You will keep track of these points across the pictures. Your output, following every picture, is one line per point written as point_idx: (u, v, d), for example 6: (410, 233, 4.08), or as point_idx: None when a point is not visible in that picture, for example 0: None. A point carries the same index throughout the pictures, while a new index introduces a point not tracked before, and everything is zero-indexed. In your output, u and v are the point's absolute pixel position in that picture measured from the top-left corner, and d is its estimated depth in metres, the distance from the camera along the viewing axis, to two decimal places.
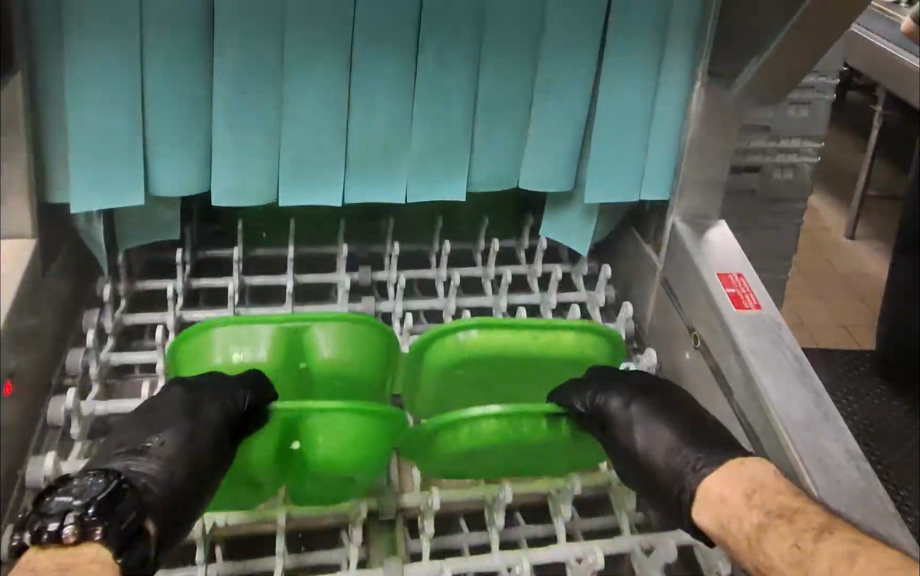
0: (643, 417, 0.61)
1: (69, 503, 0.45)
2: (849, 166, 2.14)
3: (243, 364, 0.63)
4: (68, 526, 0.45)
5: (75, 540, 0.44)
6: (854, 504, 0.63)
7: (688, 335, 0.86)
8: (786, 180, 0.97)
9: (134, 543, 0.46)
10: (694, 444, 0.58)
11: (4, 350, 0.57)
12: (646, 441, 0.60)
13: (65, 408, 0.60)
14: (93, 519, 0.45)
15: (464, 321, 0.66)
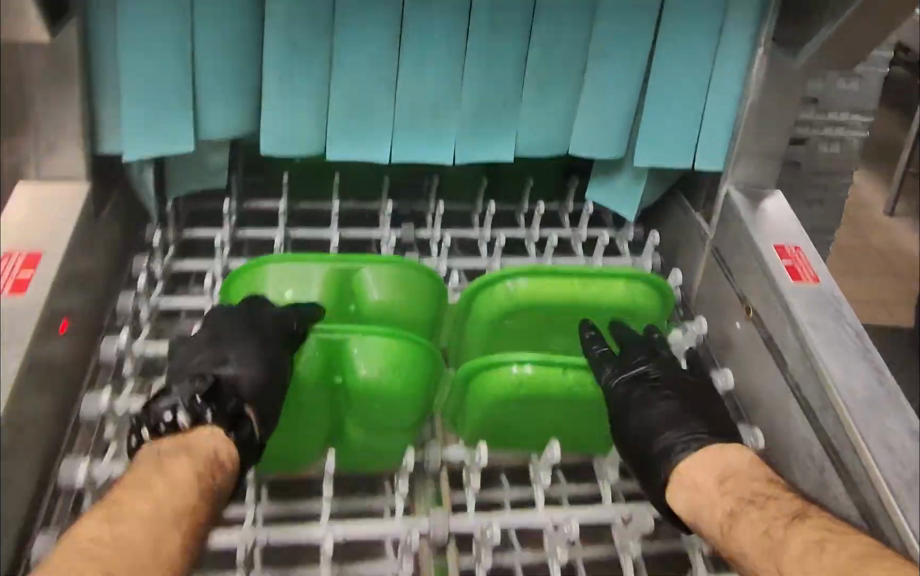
0: (640, 388, 0.59)
1: (177, 398, 0.52)
2: (888, 141, 2.09)
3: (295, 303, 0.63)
4: (182, 416, 0.51)
5: (192, 424, 0.51)
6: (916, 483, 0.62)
7: (740, 304, 0.86)
8: (834, 155, 0.94)
9: (240, 422, 0.53)
10: (684, 421, 0.57)
11: (59, 293, 0.57)
12: (651, 421, 0.57)
13: (118, 349, 0.61)
14: (202, 405, 0.52)
15: (512, 269, 0.66)
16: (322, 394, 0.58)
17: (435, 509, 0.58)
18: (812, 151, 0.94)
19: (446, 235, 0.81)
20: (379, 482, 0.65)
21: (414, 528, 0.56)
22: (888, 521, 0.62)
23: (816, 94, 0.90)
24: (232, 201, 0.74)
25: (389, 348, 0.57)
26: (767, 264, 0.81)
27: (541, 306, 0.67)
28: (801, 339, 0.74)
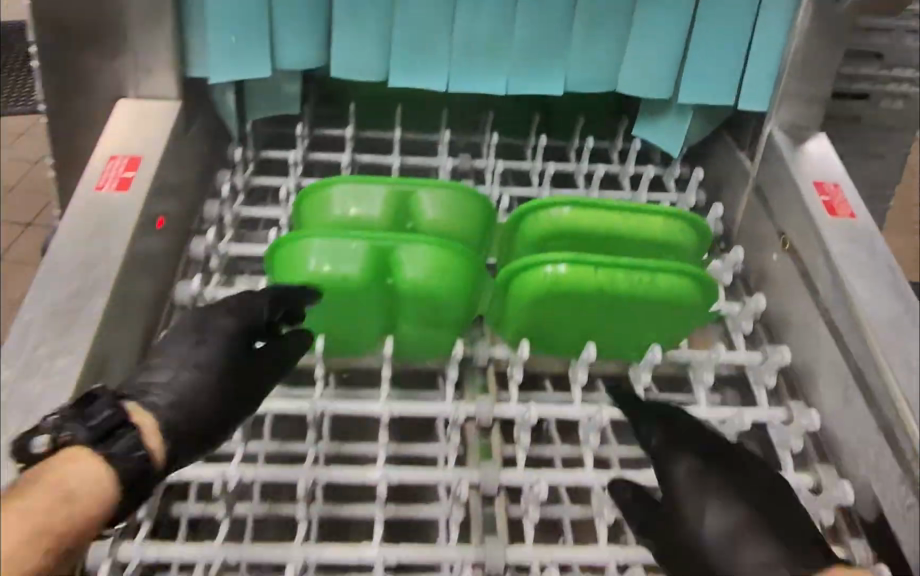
0: (719, 490, 0.57)
1: (46, 417, 0.46)
2: None
3: (357, 219, 0.62)
4: (39, 440, 0.45)
5: (48, 450, 0.45)
6: None
7: (777, 238, 0.90)
8: (898, 109, 1.03)
9: (116, 435, 0.46)
10: (772, 537, 0.54)
11: (156, 194, 0.65)
12: (720, 530, 0.55)
13: (206, 245, 0.68)
14: (65, 427, 0.45)
15: (560, 196, 0.69)
16: (376, 298, 0.59)
17: (481, 396, 0.65)
18: (875, 101, 1.03)
19: (499, 165, 0.87)
20: (431, 377, 0.72)
21: (460, 409, 0.63)
22: (902, 432, 0.67)
23: (881, 50, 0.99)
24: (305, 126, 0.81)
25: (436, 252, 0.59)
26: (806, 199, 0.85)
27: (587, 230, 0.68)
28: (833, 268, 0.78)
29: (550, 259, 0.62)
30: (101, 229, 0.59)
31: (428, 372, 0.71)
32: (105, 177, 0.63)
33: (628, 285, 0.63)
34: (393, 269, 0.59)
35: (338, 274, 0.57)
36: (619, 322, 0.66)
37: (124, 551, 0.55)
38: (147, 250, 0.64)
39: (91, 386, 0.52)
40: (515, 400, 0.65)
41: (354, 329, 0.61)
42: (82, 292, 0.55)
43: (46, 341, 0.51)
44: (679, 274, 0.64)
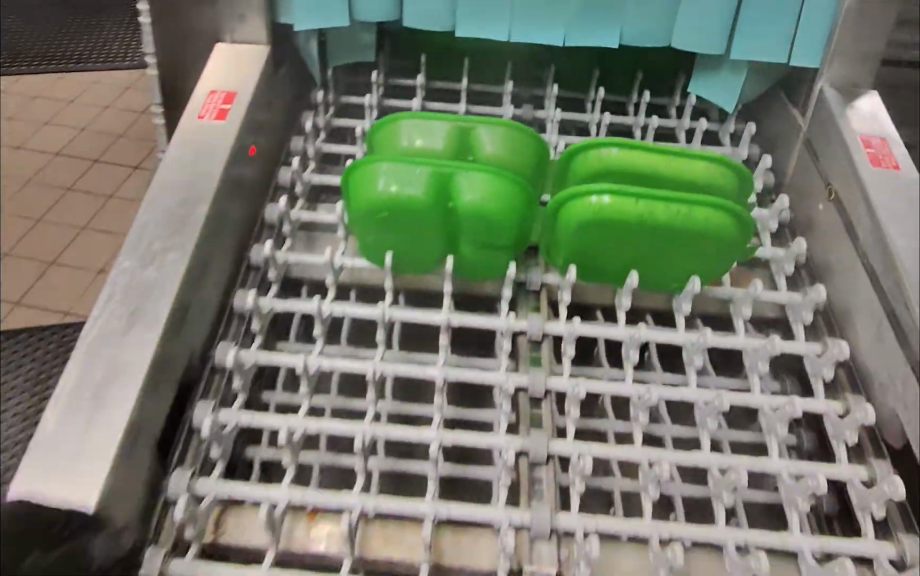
0: None
1: None
2: None
3: (422, 149, 0.67)
4: None
5: None
6: None
7: (823, 188, 0.94)
8: None
9: None
10: None
11: (247, 127, 0.73)
12: None
13: (292, 172, 0.76)
14: None
15: (610, 139, 0.73)
16: (435, 218, 0.65)
17: (533, 313, 0.71)
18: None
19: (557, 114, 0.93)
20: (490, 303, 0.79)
21: (513, 323, 0.70)
22: None
23: None
24: (378, 75, 0.88)
25: (490, 178, 0.65)
26: (851, 151, 0.88)
27: (634, 170, 0.72)
28: (872, 214, 0.82)
29: (597, 189, 0.68)
30: (203, 154, 0.69)
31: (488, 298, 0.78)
32: (206, 109, 0.72)
33: (669, 216, 0.68)
34: (451, 192, 0.65)
35: (403, 194, 0.64)
36: (661, 253, 0.71)
37: (224, 415, 0.60)
38: (239, 174, 0.72)
39: (194, 280, 0.63)
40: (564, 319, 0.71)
41: (416, 246, 0.67)
42: (187, 205, 0.65)
43: (160, 239, 0.63)
44: (718, 208, 0.69)
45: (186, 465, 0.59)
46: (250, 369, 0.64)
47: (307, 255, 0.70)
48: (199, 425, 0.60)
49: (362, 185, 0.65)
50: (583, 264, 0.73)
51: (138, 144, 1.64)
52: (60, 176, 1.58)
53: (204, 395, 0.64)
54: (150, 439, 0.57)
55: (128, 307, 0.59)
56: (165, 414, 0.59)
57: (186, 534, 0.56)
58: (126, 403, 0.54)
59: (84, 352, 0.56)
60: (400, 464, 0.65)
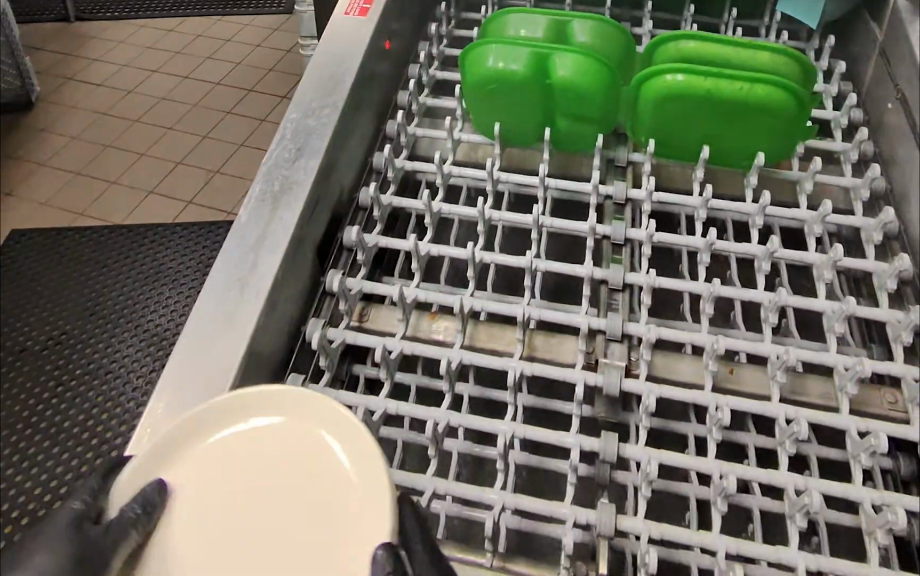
0: None
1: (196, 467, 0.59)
2: None
3: (524, 38, 0.82)
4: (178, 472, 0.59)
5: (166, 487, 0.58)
6: None
7: (893, 89, 1.04)
8: None
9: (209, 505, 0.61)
10: None
11: (381, 25, 0.89)
12: None
13: (418, 64, 0.93)
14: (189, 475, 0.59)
15: (689, 31, 0.85)
16: (533, 92, 0.80)
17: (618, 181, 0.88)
18: None
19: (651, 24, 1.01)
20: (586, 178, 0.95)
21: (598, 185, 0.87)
22: None
23: None
24: None
25: (581, 56, 0.79)
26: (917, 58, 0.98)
27: (709, 59, 0.85)
28: None
29: (671, 71, 0.82)
30: (349, 42, 0.86)
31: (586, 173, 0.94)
32: (351, 7, 0.90)
33: (734, 92, 0.82)
34: (548, 70, 0.80)
35: (508, 71, 0.79)
36: (729, 126, 0.85)
37: (367, 236, 0.81)
38: (376, 62, 0.89)
39: (342, 137, 0.83)
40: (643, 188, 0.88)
41: (517, 115, 0.83)
42: (339, 76, 0.84)
43: (316, 100, 0.82)
44: (777, 86, 0.82)
45: (340, 268, 0.82)
46: (385, 208, 0.84)
47: (431, 129, 0.89)
48: (348, 240, 0.81)
49: (475, 63, 0.80)
50: (663, 135, 0.88)
51: (285, 81, 2.21)
52: (221, 105, 2.15)
53: (351, 225, 0.85)
54: (311, 245, 0.79)
55: (296, 145, 0.79)
56: (322, 229, 0.81)
57: (340, 309, 0.78)
58: (291, 217, 0.74)
59: (264, 176, 0.78)
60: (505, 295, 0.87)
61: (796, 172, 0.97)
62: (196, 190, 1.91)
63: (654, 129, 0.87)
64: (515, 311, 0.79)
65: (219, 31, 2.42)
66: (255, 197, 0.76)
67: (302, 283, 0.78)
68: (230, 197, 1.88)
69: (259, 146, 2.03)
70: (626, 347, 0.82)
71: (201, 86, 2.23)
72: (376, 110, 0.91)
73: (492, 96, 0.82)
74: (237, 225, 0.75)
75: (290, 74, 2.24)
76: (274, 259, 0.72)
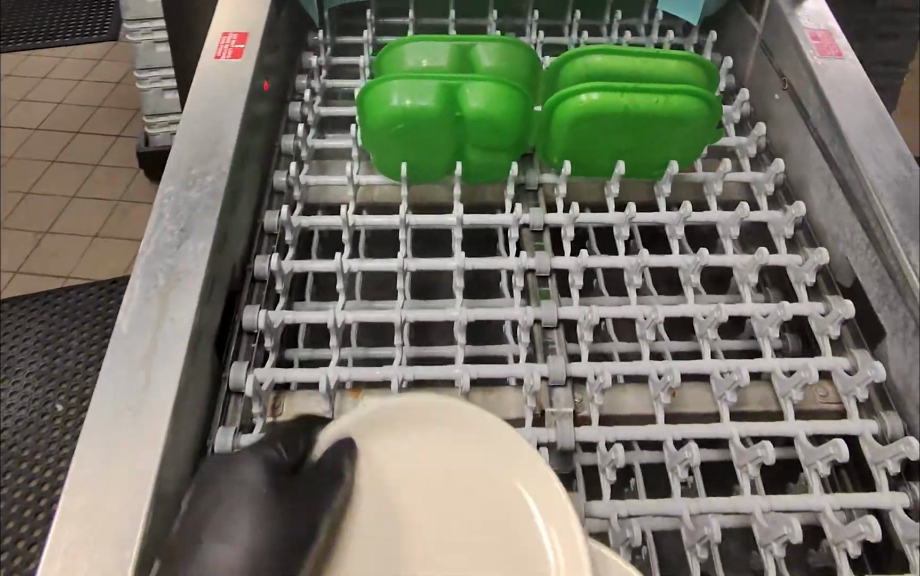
0: None
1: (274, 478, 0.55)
2: None
3: (427, 69, 0.74)
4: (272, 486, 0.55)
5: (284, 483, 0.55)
6: None
7: (778, 80, 1.07)
8: None
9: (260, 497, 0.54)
10: None
11: (260, 66, 0.79)
12: None
13: (303, 104, 0.84)
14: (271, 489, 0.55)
15: (593, 45, 0.81)
16: (444, 129, 0.73)
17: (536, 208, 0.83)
18: None
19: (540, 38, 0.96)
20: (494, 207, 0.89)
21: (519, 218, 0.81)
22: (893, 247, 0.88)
23: None
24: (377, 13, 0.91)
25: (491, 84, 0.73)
26: (806, 53, 1.01)
27: (618, 73, 0.81)
28: (833, 119, 0.97)
29: (584, 89, 0.77)
30: (230, 87, 0.76)
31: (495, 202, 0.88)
32: (222, 48, 0.79)
33: (648, 105, 0.79)
34: (459, 102, 0.73)
35: (418, 110, 0.72)
36: (643, 140, 0.82)
37: (273, 313, 0.71)
38: (258, 107, 0.79)
39: (230, 203, 0.71)
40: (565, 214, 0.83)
41: (426, 152, 0.76)
42: (219, 130, 0.73)
43: (196, 164, 0.71)
44: (688, 96, 0.80)
45: (245, 359, 0.71)
46: (288, 276, 0.74)
47: (327, 177, 0.80)
48: (253, 323, 0.70)
49: (377, 101, 0.73)
50: (577, 156, 0.84)
51: (116, 118, 2.03)
52: (44, 153, 1.95)
53: (249, 301, 0.75)
54: (211, 340, 0.67)
55: (180, 223, 0.67)
56: (219, 317, 0.69)
57: (253, 410, 0.67)
58: (189, 313, 0.62)
59: (144, 266, 0.65)
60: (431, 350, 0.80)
61: (704, 173, 0.96)
62: (25, 256, 1.72)
63: (567, 151, 0.83)
64: (456, 373, 0.72)
65: (33, 66, 2.17)
66: (137, 292, 0.63)
67: (205, 386, 0.66)
68: (64, 261, 1.71)
69: (92, 196, 1.85)
70: (570, 391, 0.79)
71: (16, 134, 2.01)
72: (260, 159, 0.80)
73: (400, 138, 0.74)
74: (117, 333, 0.61)
75: (120, 109, 2.06)
76: (175, 369, 0.59)
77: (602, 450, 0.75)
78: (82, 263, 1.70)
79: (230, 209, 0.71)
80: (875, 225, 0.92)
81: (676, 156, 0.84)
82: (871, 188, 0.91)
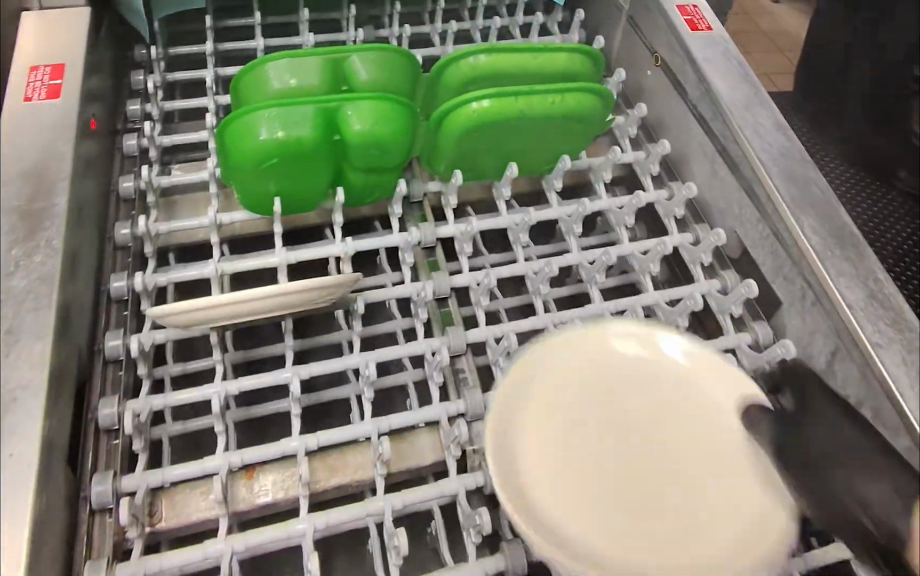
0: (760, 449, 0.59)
1: None
2: None
3: (299, 90, 0.67)
4: None
5: None
6: (821, 202, 0.85)
7: (651, 57, 1.05)
8: None
9: None
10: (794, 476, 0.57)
11: (80, 102, 0.65)
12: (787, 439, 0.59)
13: (141, 136, 0.70)
14: None
15: (472, 46, 0.75)
16: (323, 156, 0.65)
17: (424, 220, 0.76)
18: None
19: (405, 33, 0.86)
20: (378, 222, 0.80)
21: (411, 236, 0.74)
22: (785, 225, 0.84)
23: None
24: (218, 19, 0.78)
25: (373, 101, 0.65)
26: (678, 29, 0.98)
27: (501, 74, 0.76)
28: (711, 93, 0.94)
29: (466, 94, 0.72)
30: (48, 134, 0.62)
31: (379, 217, 0.79)
32: (32, 87, 0.65)
33: (536, 105, 0.74)
34: (340, 124, 0.65)
35: (294, 142, 0.63)
36: (529, 140, 0.78)
37: (135, 405, 0.58)
38: (86, 150, 0.65)
39: (68, 277, 0.58)
40: (460, 220, 0.76)
41: (308, 184, 0.67)
42: (41, 196, 0.59)
43: (17, 243, 0.57)
44: (574, 91, 0.76)
45: (106, 468, 0.58)
46: (150, 349, 0.62)
47: (180, 221, 0.66)
48: (109, 420, 0.58)
49: (244, 135, 0.63)
50: (465, 164, 0.78)
51: None
52: None
53: (102, 391, 0.61)
54: (62, 458, 0.54)
55: (2, 324, 0.53)
56: (70, 421, 0.56)
57: (129, 532, 0.55)
58: (31, 436, 0.50)
59: None
60: (325, 392, 0.71)
61: (593, 163, 0.93)
62: None
63: (455, 160, 0.76)
64: (365, 431, 0.64)
65: None
66: None
67: (62, 515, 0.54)
68: None
69: None
70: None
71: None
72: (96, 211, 0.67)
73: (274, 175, 0.64)
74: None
75: None
76: (23, 511, 0.48)
77: None
78: None
79: (70, 287, 0.58)
80: (766, 200, 0.88)
81: (562, 152, 0.82)
82: (761, 168, 0.87)
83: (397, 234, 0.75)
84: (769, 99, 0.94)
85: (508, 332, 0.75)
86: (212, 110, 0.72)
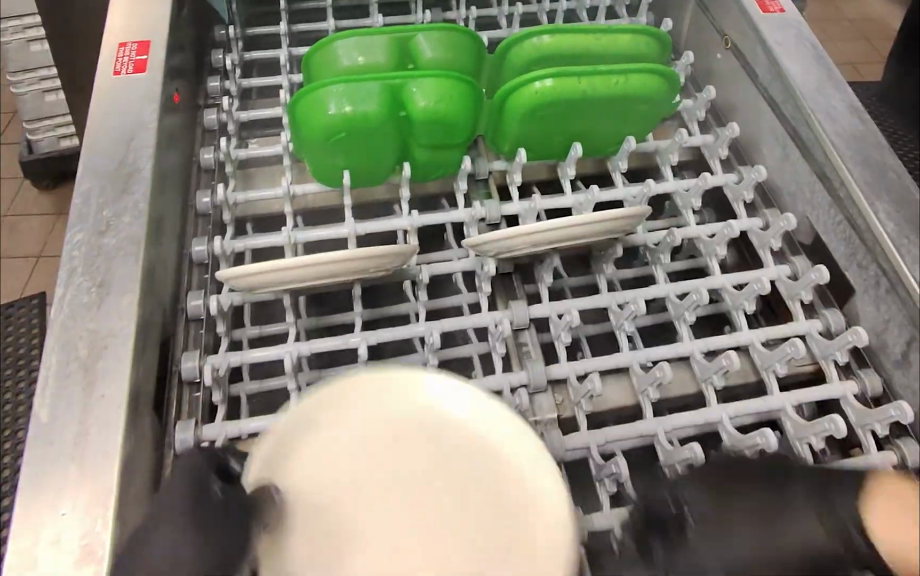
0: None
1: None
2: None
3: (367, 67, 0.70)
4: None
5: None
6: (897, 184, 0.83)
7: (720, 39, 1.05)
8: None
9: None
10: None
11: (166, 77, 0.70)
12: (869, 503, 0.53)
13: (221, 112, 0.75)
14: None
15: (537, 27, 0.77)
16: (389, 132, 0.67)
17: (487, 198, 0.78)
18: None
19: (472, 16, 0.88)
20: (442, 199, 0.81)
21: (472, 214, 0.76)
22: (856, 207, 0.82)
23: None
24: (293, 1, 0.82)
25: (438, 78, 0.67)
26: (749, 10, 0.97)
27: (564, 55, 0.78)
28: (781, 75, 0.93)
29: (529, 73, 0.73)
30: (136, 106, 0.67)
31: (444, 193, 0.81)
32: (121, 62, 0.70)
33: (599, 85, 0.76)
34: (405, 101, 0.67)
35: (361, 118, 0.65)
36: (595, 120, 0.79)
37: (214, 361, 0.62)
38: (170, 122, 0.70)
39: (154, 238, 0.62)
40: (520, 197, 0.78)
41: (376, 158, 0.70)
42: (129, 162, 0.63)
43: (107, 205, 0.61)
44: (637, 71, 0.77)
45: (187, 418, 0.62)
46: (227, 311, 0.66)
47: (255, 191, 0.70)
48: (190, 374, 0.62)
49: (315, 110, 0.66)
50: (530, 143, 0.79)
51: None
52: None
53: (184, 348, 0.65)
54: (147, 404, 0.58)
55: (96, 278, 0.58)
56: (154, 374, 0.61)
57: None
58: (120, 379, 0.54)
59: (58, 337, 0.55)
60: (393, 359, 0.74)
61: (658, 144, 0.93)
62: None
63: (518, 139, 0.78)
64: None
65: None
66: (53, 371, 0.54)
67: (148, 459, 0.58)
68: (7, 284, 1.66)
69: None
70: (551, 396, 0.74)
71: None
72: (179, 178, 0.71)
73: (343, 149, 0.67)
74: (35, 424, 0.52)
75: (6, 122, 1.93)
76: (112, 444, 0.52)
77: (595, 460, 0.71)
78: (28, 285, 1.65)
79: (155, 247, 0.63)
80: (837, 183, 0.86)
81: (626, 134, 0.82)
82: (832, 150, 0.85)
83: (460, 209, 0.77)
84: (844, 83, 0.93)
85: (569, 308, 0.76)
86: (287, 86, 0.75)
